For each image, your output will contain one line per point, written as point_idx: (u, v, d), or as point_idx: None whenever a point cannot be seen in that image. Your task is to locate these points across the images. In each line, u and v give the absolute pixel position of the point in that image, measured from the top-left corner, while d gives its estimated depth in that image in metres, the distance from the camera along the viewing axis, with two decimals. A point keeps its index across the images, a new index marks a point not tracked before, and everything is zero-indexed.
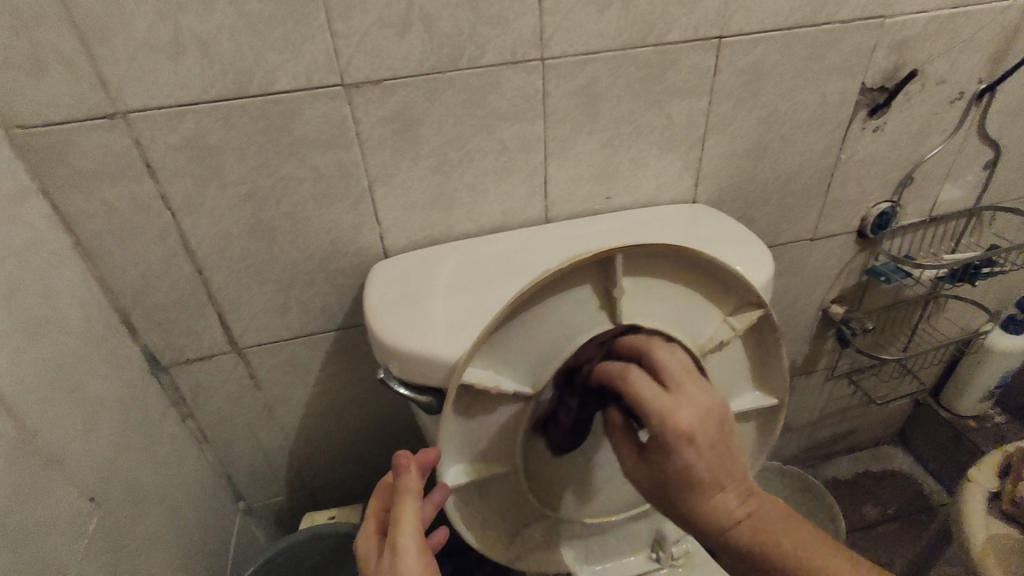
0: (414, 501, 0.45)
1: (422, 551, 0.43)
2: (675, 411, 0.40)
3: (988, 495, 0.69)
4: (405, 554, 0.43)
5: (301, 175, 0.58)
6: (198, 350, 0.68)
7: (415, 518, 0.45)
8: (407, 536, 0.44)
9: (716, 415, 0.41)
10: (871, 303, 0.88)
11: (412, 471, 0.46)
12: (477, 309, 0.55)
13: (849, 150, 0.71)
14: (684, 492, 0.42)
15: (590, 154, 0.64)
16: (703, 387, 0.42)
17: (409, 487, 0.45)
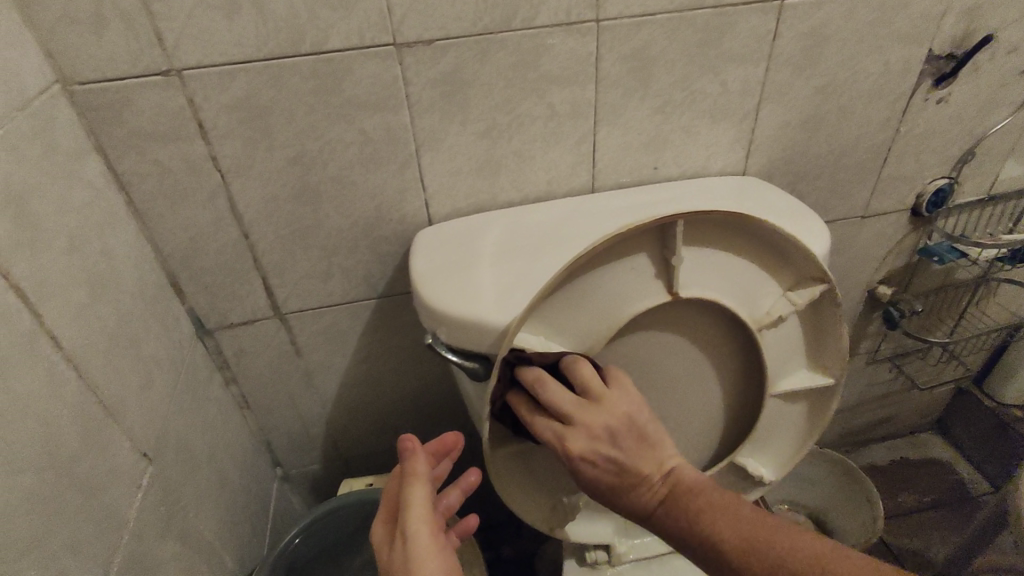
0: (423, 485, 0.45)
1: (433, 535, 0.44)
2: (562, 441, 0.45)
3: None
4: (417, 538, 0.43)
5: (349, 138, 0.58)
6: (242, 315, 0.68)
7: (424, 503, 0.45)
8: (418, 521, 0.44)
9: (602, 435, 0.44)
10: (919, 284, 0.86)
11: (417, 457, 0.47)
12: (526, 276, 0.54)
13: (909, 122, 0.69)
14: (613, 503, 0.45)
15: (640, 122, 0.62)
16: (593, 406, 0.44)
17: (417, 472, 0.46)
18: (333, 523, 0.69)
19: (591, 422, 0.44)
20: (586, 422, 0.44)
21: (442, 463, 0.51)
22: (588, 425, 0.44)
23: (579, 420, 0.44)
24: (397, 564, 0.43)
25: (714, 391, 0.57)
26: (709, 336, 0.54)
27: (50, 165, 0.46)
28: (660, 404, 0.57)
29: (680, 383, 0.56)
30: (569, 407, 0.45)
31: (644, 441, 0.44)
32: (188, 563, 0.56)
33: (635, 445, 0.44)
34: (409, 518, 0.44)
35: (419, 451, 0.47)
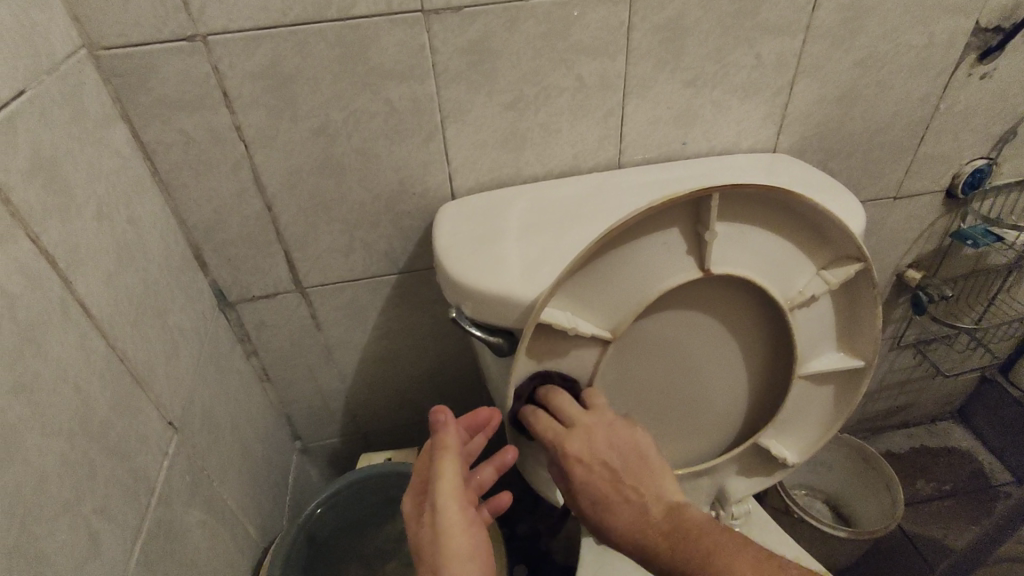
0: (453, 458, 0.45)
1: (461, 508, 0.43)
2: (565, 444, 0.49)
3: None
4: (445, 515, 0.43)
5: (374, 109, 0.57)
6: (264, 288, 0.68)
7: (453, 478, 0.44)
8: (447, 493, 0.44)
9: (602, 441, 0.49)
10: (949, 269, 0.84)
11: (449, 430, 0.47)
12: (553, 250, 0.53)
13: (950, 99, 0.66)
14: (597, 518, 0.49)
15: (670, 96, 0.61)
16: (599, 416, 0.50)
17: (447, 444, 0.46)
18: (357, 499, 0.69)
19: (595, 432, 0.49)
20: (591, 429, 0.49)
21: (476, 438, 0.51)
22: (592, 434, 0.49)
23: (585, 428, 0.49)
24: (425, 535, 0.43)
25: (741, 371, 0.56)
26: (738, 315, 0.53)
27: (78, 130, 0.46)
28: (685, 384, 0.56)
29: (706, 363, 0.55)
30: (575, 415, 0.50)
31: (641, 457, 0.49)
32: (214, 531, 0.57)
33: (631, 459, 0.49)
34: (437, 490, 0.44)
35: (451, 424, 0.47)
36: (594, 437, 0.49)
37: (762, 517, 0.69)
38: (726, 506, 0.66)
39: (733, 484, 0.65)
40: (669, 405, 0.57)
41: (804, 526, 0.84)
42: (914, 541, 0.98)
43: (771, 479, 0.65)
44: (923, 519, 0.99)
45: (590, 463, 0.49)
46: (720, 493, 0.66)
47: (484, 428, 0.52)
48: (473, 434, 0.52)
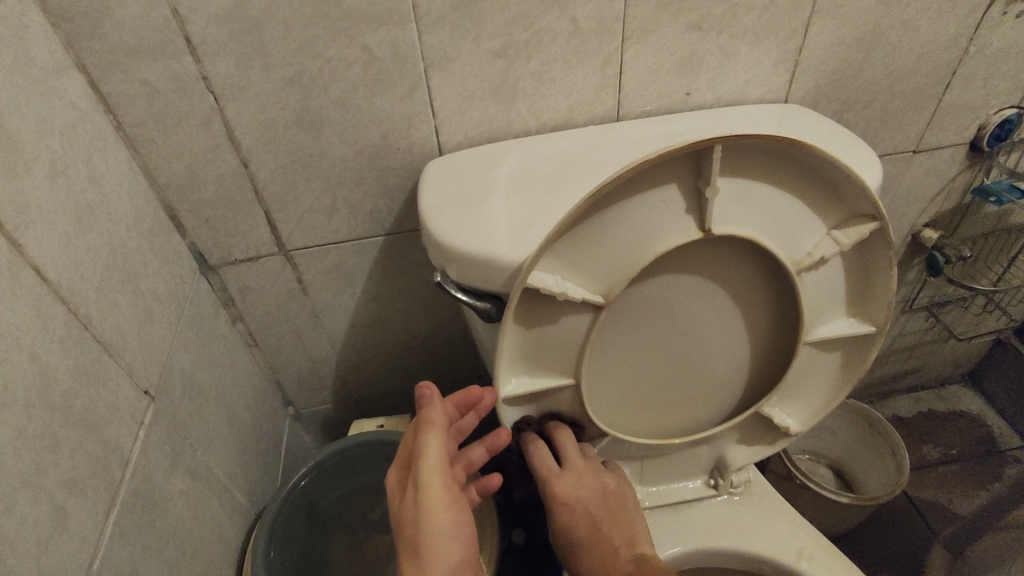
0: (437, 434, 0.43)
1: (446, 487, 0.41)
2: (558, 484, 0.54)
3: None
4: (428, 492, 0.41)
5: (352, 56, 0.53)
6: (245, 251, 0.65)
7: (439, 454, 0.42)
8: (430, 470, 0.41)
9: (596, 485, 0.55)
10: (968, 228, 0.80)
11: (433, 405, 0.44)
12: (544, 209, 0.50)
13: (980, 42, 0.61)
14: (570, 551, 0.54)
15: (674, 40, 0.56)
16: (588, 463, 0.56)
17: (431, 420, 0.43)
18: (335, 473, 0.67)
19: (586, 477, 0.55)
20: (582, 473, 0.54)
21: (466, 415, 0.49)
22: (583, 477, 0.54)
23: (579, 471, 0.54)
24: (407, 513, 0.41)
25: (743, 337, 0.53)
26: (741, 278, 0.50)
27: (24, 80, 0.42)
28: (684, 350, 0.53)
29: (706, 329, 0.52)
30: (572, 458, 0.54)
31: (620, 501, 0.56)
32: (198, 498, 0.56)
33: (616, 505, 0.56)
34: (421, 468, 0.41)
35: (435, 399, 0.44)
36: (583, 480, 0.54)
37: (762, 484, 0.67)
38: (726, 477, 0.64)
39: (733, 453, 0.64)
40: (666, 375, 0.54)
41: (804, 493, 0.83)
42: (916, 505, 0.95)
43: (772, 449, 0.63)
44: (928, 485, 0.97)
45: (579, 503, 0.54)
46: (719, 463, 0.65)
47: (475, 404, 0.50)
48: (464, 410, 0.49)
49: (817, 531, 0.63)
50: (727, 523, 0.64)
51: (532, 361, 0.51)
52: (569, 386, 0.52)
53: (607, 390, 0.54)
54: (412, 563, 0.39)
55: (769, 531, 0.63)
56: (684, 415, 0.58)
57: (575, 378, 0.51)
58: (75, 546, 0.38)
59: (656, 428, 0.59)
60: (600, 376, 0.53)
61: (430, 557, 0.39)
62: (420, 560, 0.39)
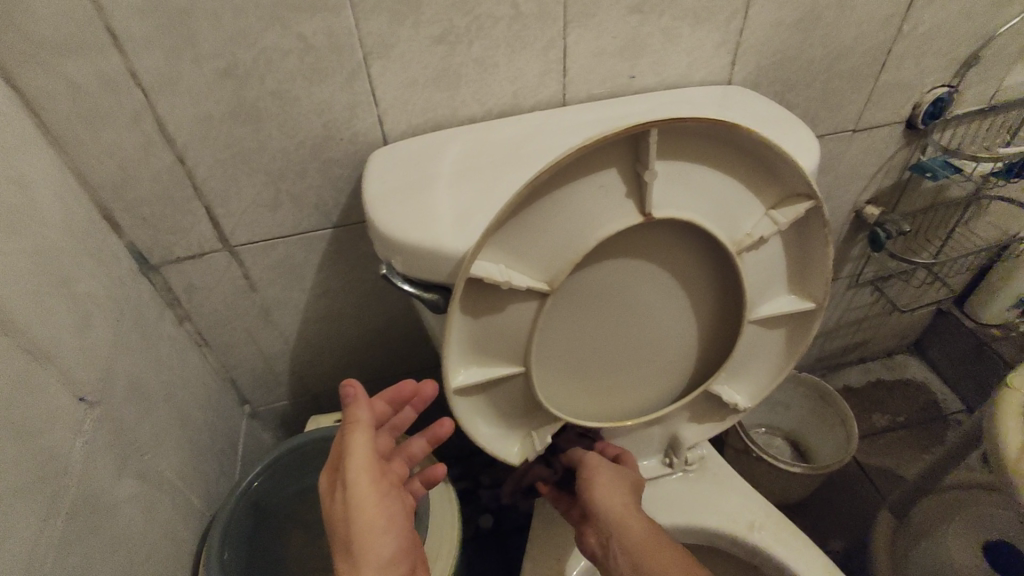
0: (362, 431, 0.46)
1: (371, 482, 0.45)
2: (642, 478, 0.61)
3: None
4: (355, 489, 0.44)
5: (287, 46, 0.51)
6: (189, 249, 0.63)
7: (364, 448, 0.45)
8: (358, 470, 0.45)
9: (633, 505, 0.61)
10: (906, 205, 0.82)
11: (358, 404, 0.47)
12: (487, 197, 0.49)
13: (912, 22, 0.62)
14: (621, 486, 0.57)
15: (616, 23, 0.56)
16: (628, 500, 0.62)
17: (356, 419, 0.46)
18: (290, 471, 0.67)
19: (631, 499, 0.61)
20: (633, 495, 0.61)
21: (402, 412, 0.56)
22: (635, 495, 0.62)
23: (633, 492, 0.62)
24: (337, 512, 0.45)
25: (689, 318, 0.54)
26: (683, 261, 0.50)
27: None
28: (633, 333, 0.54)
29: (653, 312, 0.53)
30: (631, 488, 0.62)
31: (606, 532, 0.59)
32: (148, 503, 0.55)
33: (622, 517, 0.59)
34: (349, 468, 0.44)
35: (361, 399, 0.47)
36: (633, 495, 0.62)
37: (717, 459, 0.69)
38: (681, 454, 0.66)
39: (685, 430, 0.65)
40: (617, 358, 0.55)
41: (759, 465, 0.86)
42: (866, 471, 0.99)
43: (724, 424, 0.65)
44: (876, 451, 1.02)
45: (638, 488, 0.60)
46: (673, 441, 0.66)
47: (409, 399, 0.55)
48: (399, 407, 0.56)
49: (769, 504, 0.65)
50: (683, 500, 0.66)
51: (481, 351, 0.51)
52: (521, 372, 0.52)
53: (557, 374, 0.54)
54: (347, 562, 0.43)
55: (723, 504, 0.65)
56: (637, 396, 0.59)
57: (526, 366, 0.52)
58: (21, 557, 0.37)
59: (610, 410, 0.59)
60: (548, 362, 0.53)
61: (361, 554, 0.43)
62: (352, 556, 0.43)
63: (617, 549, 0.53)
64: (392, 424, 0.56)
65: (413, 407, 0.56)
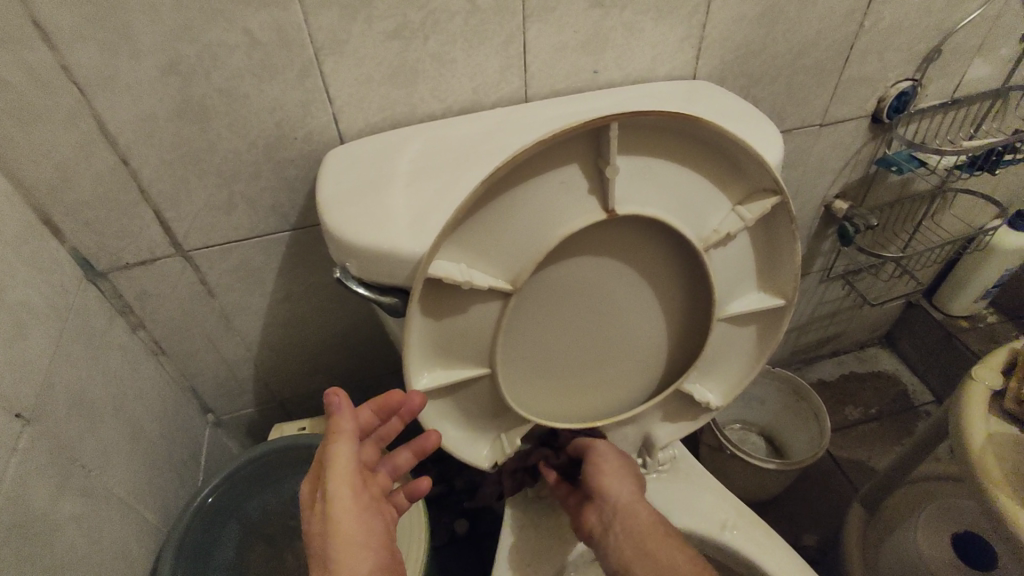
0: (347, 443, 0.43)
1: (353, 497, 0.43)
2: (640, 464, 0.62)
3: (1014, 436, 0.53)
4: (336, 504, 0.42)
5: (231, 41, 0.49)
6: (139, 255, 0.60)
7: (348, 461, 0.43)
8: (339, 482, 0.43)
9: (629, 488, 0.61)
10: (875, 199, 0.83)
11: (344, 415, 0.44)
12: (447, 196, 0.48)
13: (875, 16, 0.62)
14: (629, 473, 0.57)
15: (577, 17, 0.54)
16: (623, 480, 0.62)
17: (341, 430, 0.43)
18: (252, 483, 0.66)
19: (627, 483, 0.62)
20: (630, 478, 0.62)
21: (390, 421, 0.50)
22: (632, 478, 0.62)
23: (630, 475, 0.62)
24: (315, 522, 0.42)
25: (658, 317, 0.53)
26: (650, 260, 0.49)
27: None
28: (603, 333, 0.52)
29: (622, 311, 0.51)
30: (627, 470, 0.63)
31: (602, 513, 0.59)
32: (94, 523, 0.52)
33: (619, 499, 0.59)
34: (331, 479, 0.42)
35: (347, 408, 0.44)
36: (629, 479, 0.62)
37: (690, 459, 0.68)
38: (652, 454, 0.65)
39: (657, 431, 0.64)
40: (587, 359, 0.54)
41: (734, 462, 0.85)
42: (839, 463, 1.00)
43: (697, 423, 0.64)
44: (848, 443, 1.02)
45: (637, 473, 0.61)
46: (645, 442, 0.65)
47: (398, 409, 0.48)
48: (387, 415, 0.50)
49: (740, 501, 0.64)
50: (656, 501, 0.65)
51: (445, 354, 0.49)
52: (486, 376, 0.50)
53: (525, 377, 0.53)
54: None
55: (696, 504, 0.64)
56: (609, 398, 0.58)
57: (491, 369, 0.50)
58: None
59: (582, 411, 0.58)
60: (515, 365, 0.51)
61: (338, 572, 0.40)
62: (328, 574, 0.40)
63: (620, 534, 0.53)
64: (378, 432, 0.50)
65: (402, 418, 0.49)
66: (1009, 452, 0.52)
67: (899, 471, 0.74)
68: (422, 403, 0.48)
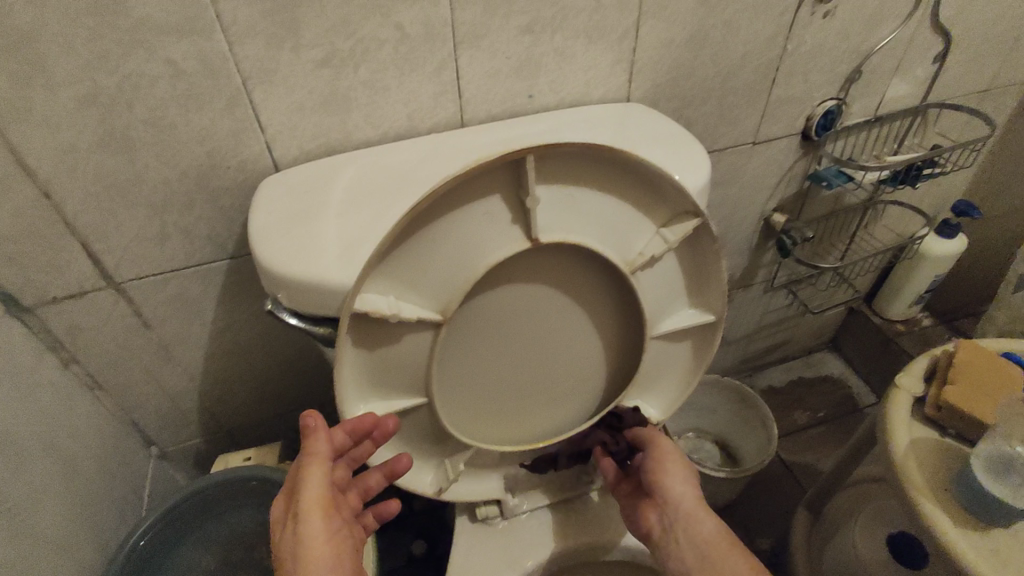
0: (319, 464, 0.45)
1: (323, 516, 0.44)
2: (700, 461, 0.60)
3: (931, 444, 0.56)
4: (306, 522, 0.43)
5: (154, 72, 0.48)
6: (67, 288, 0.58)
7: (319, 480, 0.45)
8: (310, 503, 0.44)
9: None
10: (810, 211, 0.86)
11: (318, 435, 0.46)
12: (377, 225, 0.48)
13: (796, 40, 0.65)
14: (694, 475, 0.55)
15: (507, 44, 0.55)
16: None
17: (314, 451, 0.45)
18: (198, 512, 0.65)
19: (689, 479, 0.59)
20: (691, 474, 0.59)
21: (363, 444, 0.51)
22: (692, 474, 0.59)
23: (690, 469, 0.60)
24: (286, 542, 0.43)
25: (595, 338, 0.54)
26: (582, 283, 0.50)
27: None
28: (540, 356, 0.53)
29: (558, 333, 0.52)
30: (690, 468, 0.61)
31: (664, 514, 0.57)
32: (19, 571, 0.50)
33: None
34: (302, 498, 0.44)
35: (321, 430, 0.46)
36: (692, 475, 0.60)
37: None
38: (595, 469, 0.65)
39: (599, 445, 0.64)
40: (525, 381, 0.54)
41: None
42: (789, 467, 1.03)
43: None
44: (798, 447, 1.05)
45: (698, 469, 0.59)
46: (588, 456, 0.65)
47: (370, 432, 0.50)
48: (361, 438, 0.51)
49: None
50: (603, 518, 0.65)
51: (380, 384, 0.48)
52: (425, 404, 0.50)
53: (464, 403, 0.53)
54: None
55: None
56: (552, 418, 0.58)
57: (427, 397, 0.50)
58: None
59: (527, 432, 0.58)
60: (453, 391, 0.51)
61: None
62: None
63: (681, 535, 0.52)
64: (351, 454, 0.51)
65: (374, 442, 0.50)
66: (929, 458, 0.55)
67: (839, 475, 0.76)
68: (395, 426, 0.49)
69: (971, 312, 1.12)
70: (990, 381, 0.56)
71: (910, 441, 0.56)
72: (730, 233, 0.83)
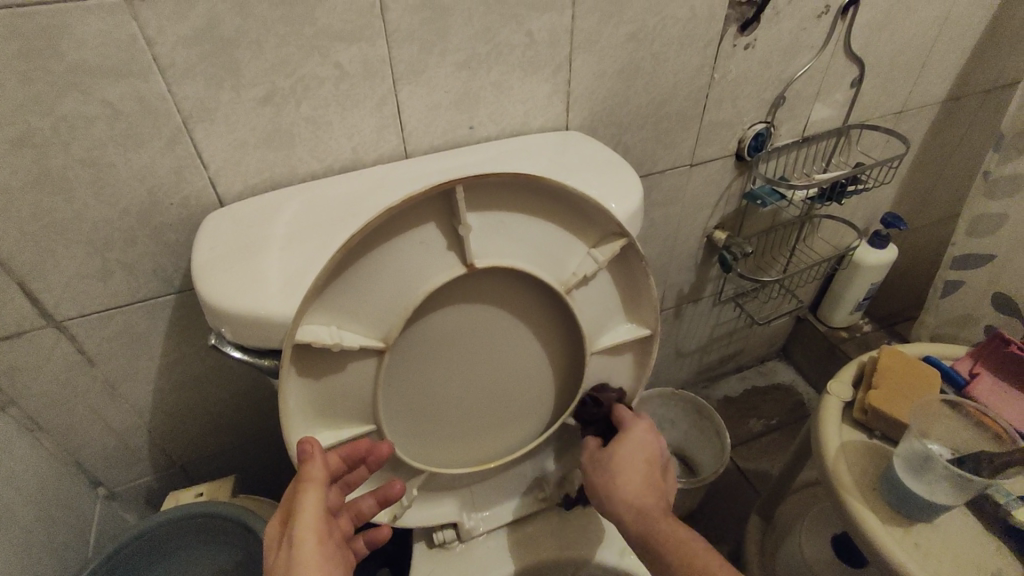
0: (315, 490, 0.43)
1: (319, 543, 0.42)
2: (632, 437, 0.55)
3: (860, 445, 0.59)
4: (300, 547, 0.41)
5: (91, 113, 0.48)
6: (3, 330, 0.57)
7: (315, 506, 0.43)
8: (306, 528, 0.42)
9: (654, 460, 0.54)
10: (750, 227, 0.90)
11: (314, 460, 0.44)
12: (318, 257, 0.49)
13: (722, 69, 0.69)
14: (608, 481, 0.53)
15: (445, 79, 0.57)
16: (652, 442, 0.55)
17: (311, 476, 0.44)
18: (147, 554, 0.63)
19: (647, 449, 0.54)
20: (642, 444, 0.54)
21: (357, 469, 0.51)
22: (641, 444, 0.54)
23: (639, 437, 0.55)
24: (279, 568, 0.41)
25: (538, 358, 0.56)
26: (521, 305, 0.52)
27: None
28: (485, 378, 0.54)
29: (502, 355, 0.54)
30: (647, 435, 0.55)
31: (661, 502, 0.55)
32: None
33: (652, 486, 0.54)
34: (297, 523, 0.42)
35: (317, 454, 0.44)
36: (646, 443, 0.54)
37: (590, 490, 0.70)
38: (549, 487, 0.66)
39: (550, 463, 0.65)
40: (472, 403, 0.55)
41: None
42: (745, 474, 1.05)
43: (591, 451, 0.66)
44: (753, 454, 1.08)
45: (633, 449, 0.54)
46: (540, 474, 0.66)
47: (365, 458, 0.50)
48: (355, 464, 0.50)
49: None
50: (558, 535, 0.67)
51: (327, 413, 0.49)
52: (373, 430, 0.51)
53: (412, 427, 0.53)
54: None
55: (596, 535, 0.67)
56: (502, 439, 0.60)
57: (375, 423, 0.50)
58: None
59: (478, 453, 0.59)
60: (400, 416, 0.52)
61: None
62: None
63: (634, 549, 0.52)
64: (346, 480, 0.51)
65: (368, 467, 0.50)
66: (859, 458, 0.58)
67: (786, 480, 0.79)
68: (390, 451, 0.50)
69: (907, 316, 1.18)
70: (903, 381, 0.61)
71: (841, 442, 0.60)
72: (675, 250, 0.87)
